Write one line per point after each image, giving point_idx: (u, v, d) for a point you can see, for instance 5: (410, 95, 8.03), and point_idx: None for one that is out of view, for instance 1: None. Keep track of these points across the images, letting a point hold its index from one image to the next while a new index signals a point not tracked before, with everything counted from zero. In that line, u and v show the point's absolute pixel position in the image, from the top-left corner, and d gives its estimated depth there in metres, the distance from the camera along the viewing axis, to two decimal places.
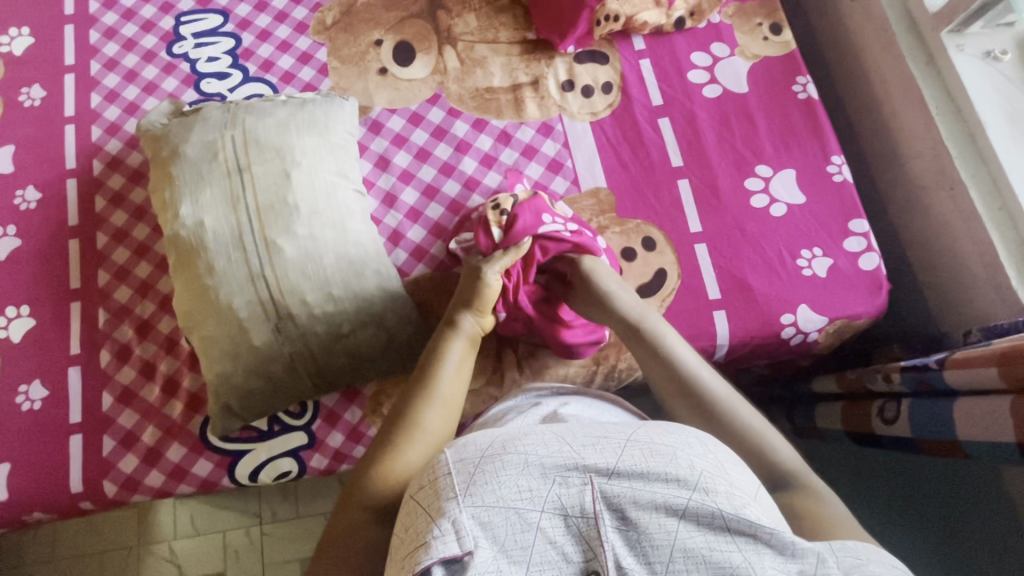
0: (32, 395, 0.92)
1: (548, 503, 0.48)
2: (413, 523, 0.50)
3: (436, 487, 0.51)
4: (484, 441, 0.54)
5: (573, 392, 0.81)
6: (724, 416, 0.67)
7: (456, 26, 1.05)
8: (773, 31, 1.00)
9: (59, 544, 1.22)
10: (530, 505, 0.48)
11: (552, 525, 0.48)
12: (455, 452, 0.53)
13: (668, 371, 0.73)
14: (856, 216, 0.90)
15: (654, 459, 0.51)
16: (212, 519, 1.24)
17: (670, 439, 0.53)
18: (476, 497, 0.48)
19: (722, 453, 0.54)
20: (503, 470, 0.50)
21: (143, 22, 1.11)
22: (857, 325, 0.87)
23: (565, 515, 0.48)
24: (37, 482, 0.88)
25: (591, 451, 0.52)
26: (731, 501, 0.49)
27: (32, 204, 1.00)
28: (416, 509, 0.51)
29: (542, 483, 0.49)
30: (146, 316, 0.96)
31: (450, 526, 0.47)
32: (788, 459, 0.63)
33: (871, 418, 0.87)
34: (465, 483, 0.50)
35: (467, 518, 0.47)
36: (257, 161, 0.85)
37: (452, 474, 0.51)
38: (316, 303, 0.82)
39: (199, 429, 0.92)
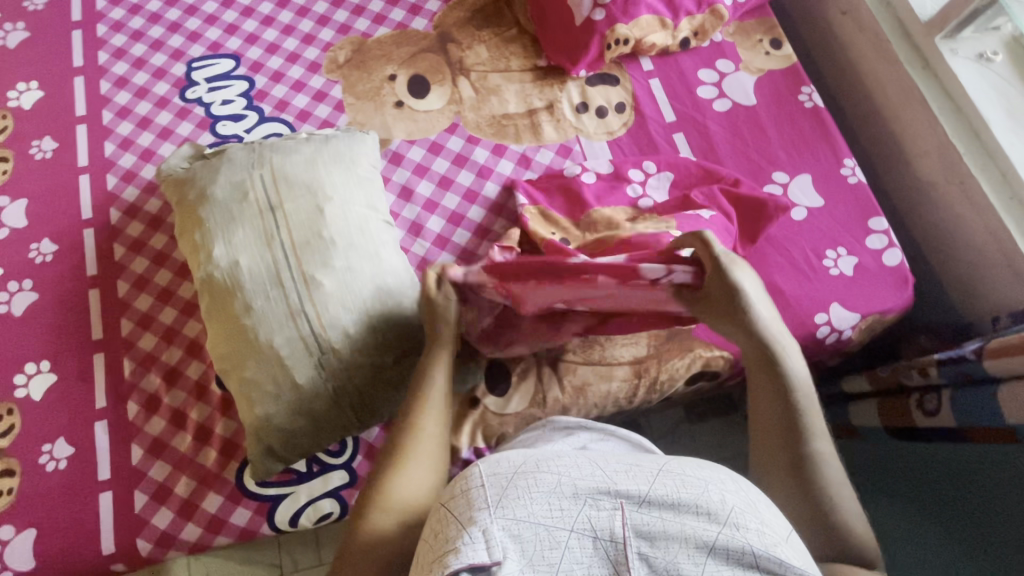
0: (57, 454, 0.88)
1: (578, 523, 0.49)
2: (443, 529, 0.51)
3: (467, 497, 0.52)
4: (518, 457, 0.56)
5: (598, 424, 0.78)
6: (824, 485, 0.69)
7: (468, 57, 1.08)
8: (773, 45, 1.05)
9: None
10: (559, 524, 0.49)
11: (580, 545, 0.48)
12: (488, 465, 0.55)
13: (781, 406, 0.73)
14: (875, 215, 0.93)
15: (685, 491, 0.52)
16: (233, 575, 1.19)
17: (702, 472, 0.55)
18: (508, 510, 0.50)
19: (752, 491, 0.55)
20: (536, 488, 0.52)
21: (154, 69, 1.11)
22: (887, 320, 0.89)
23: (594, 536, 0.49)
24: (66, 546, 0.84)
25: (624, 478, 0.53)
26: (761, 538, 0.49)
27: (48, 257, 0.98)
28: (447, 516, 0.52)
29: (573, 504, 0.51)
30: (173, 363, 0.94)
31: (481, 534, 0.48)
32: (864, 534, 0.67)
33: (910, 411, 0.88)
34: (498, 495, 0.51)
35: (499, 529, 0.49)
36: (289, 199, 0.85)
37: (485, 485, 0.52)
38: (359, 336, 0.81)
39: (235, 476, 0.89)
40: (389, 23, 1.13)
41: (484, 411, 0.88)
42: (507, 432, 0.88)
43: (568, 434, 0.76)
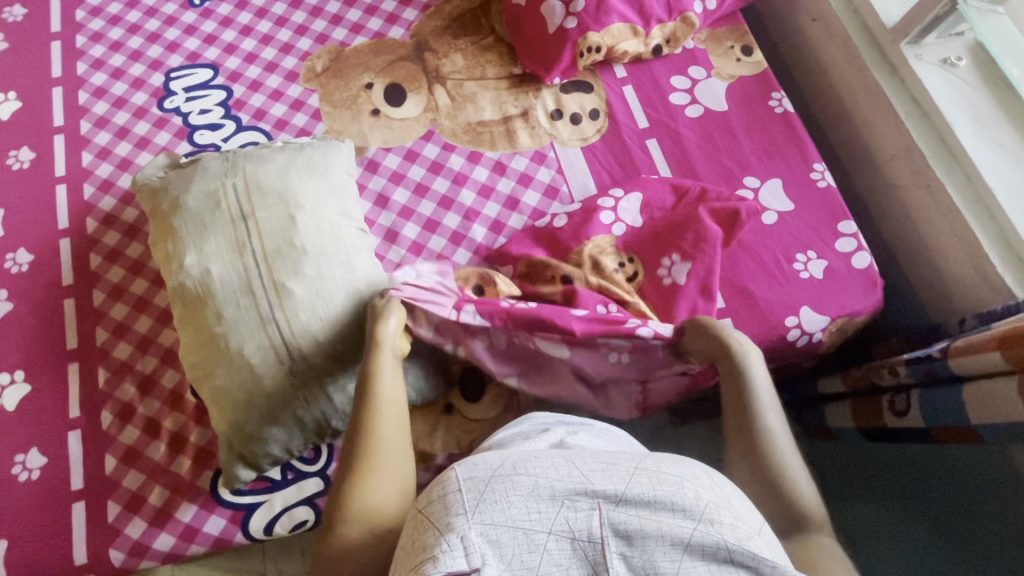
0: (30, 465, 0.88)
1: (556, 525, 0.50)
2: (421, 536, 0.51)
3: (445, 502, 0.52)
4: (495, 459, 0.55)
5: (575, 421, 0.79)
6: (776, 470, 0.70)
7: (444, 65, 1.09)
8: (745, 52, 1.07)
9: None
10: (537, 527, 0.50)
11: (557, 547, 0.49)
12: (465, 469, 0.54)
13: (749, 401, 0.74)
14: (845, 218, 0.94)
15: (661, 488, 0.52)
16: None
17: (677, 468, 0.55)
18: (486, 515, 0.50)
19: (728, 486, 0.55)
20: (513, 491, 0.52)
21: (132, 79, 1.12)
22: (857, 322, 0.90)
23: (572, 538, 0.49)
24: (37, 558, 0.84)
25: (600, 477, 0.53)
26: (735, 532, 0.50)
27: (24, 267, 0.99)
28: (425, 522, 0.52)
29: (550, 506, 0.51)
30: (148, 371, 0.94)
31: (459, 540, 0.48)
32: (814, 515, 0.69)
33: (881, 413, 0.88)
34: (476, 500, 0.51)
35: (477, 535, 0.49)
36: (261, 207, 0.85)
37: (462, 490, 0.52)
38: (330, 343, 0.81)
39: (209, 484, 0.89)
40: (367, 32, 1.14)
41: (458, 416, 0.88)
42: (481, 437, 0.89)
43: (546, 429, 0.75)
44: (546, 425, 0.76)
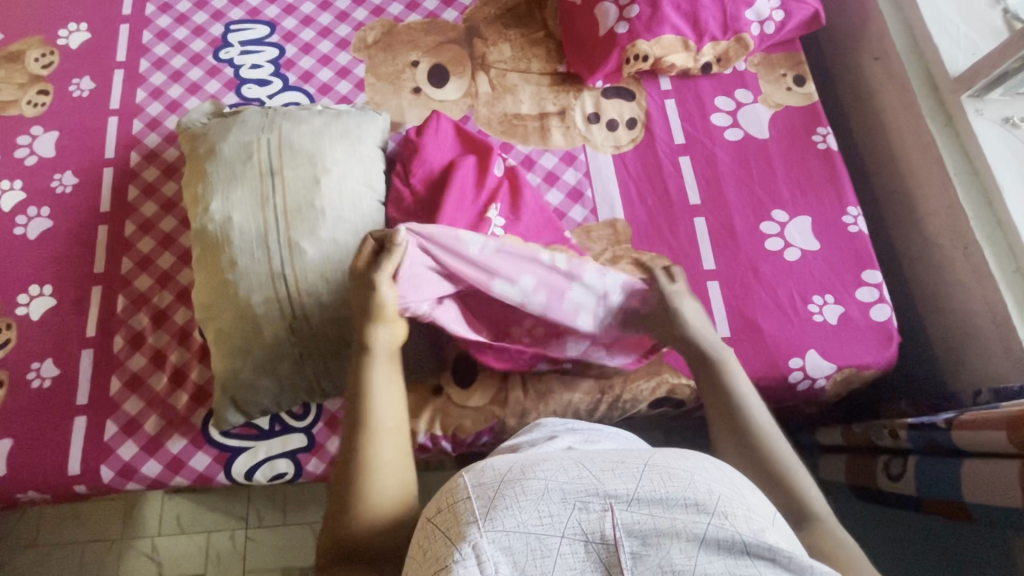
0: (43, 373, 0.94)
1: (569, 529, 0.48)
2: (431, 545, 0.49)
3: (454, 511, 0.50)
4: (503, 465, 0.54)
5: (587, 427, 0.76)
6: (779, 466, 0.67)
7: (491, 54, 1.10)
8: (797, 82, 1.03)
9: (43, 523, 1.28)
10: (550, 531, 0.48)
11: (571, 551, 0.48)
12: (473, 475, 0.53)
13: (727, 409, 0.73)
14: (870, 267, 0.90)
15: (673, 484, 0.51)
16: (197, 517, 1.30)
17: (688, 464, 0.53)
18: (496, 523, 0.48)
19: (739, 479, 0.55)
20: (524, 496, 0.50)
21: (194, 27, 1.16)
22: (866, 376, 0.86)
23: (585, 540, 0.48)
24: (36, 461, 0.89)
25: (611, 477, 0.52)
26: (751, 525, 0.49)
27: (68, 188, 1.04)
28: (434, 533, 0.50)
29: (563, 509, 0.49)
30: (163, 306, 0.98)
31: (471, 551, 0.47)
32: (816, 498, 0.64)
33: (876, 473, 0.86)
34: (486, 508, 0.49)
35: (489, 544, 0.47)
36: (289, 166, 0.88)
37: (471, 498, 0.51)
38: (332, 307, 0.84)
39: (201, 422, 0.93)
40: (422, 11, 1.16)
41: (445, 400, 0.91)
42: (465, 424, 0.90)
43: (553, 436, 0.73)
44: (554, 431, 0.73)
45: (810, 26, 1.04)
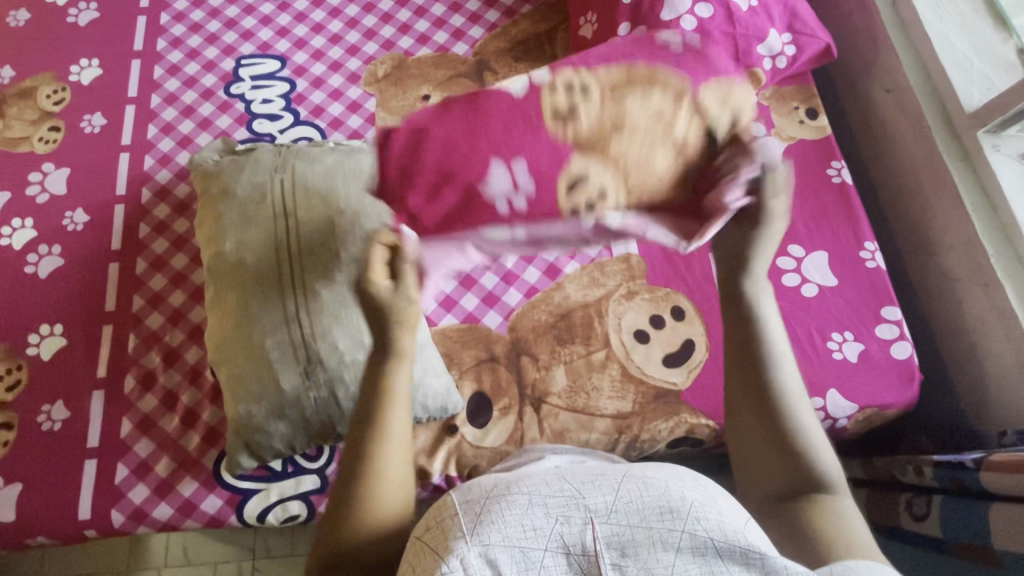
0: (54, 416, 0.93)
1: (552, 542, 0.50)
2: (421, 562, 0.51)
3: (444, 528, 0.52)
4: (489, 483, 0.57)
5: (573, 450, 0.80)
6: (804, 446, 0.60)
7: (501, 87, 1.10)
8: (809, 115, 1.02)
9: (48, 557, 1.27)
10: (533, 544, 0.50)
11: (554, 563, 0.49)
12: (460, 494, 0.56)
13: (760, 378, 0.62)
14: (889, 303, 0.89)
15: (648, 494, 0.53)
16: (204, 550, 1.28)
17: (662, 473, 0.56)
18: (484, 536, 0.50)
19: (711, 485, 0.56)
20: (509, 509, 0.52)
21: (205, 62, 1.17)
22: (887, 415, 0.85)
23: (567, 553, 0.50)
24: (47, 506, 0.88)
25: (589, 490, 0.54)
26: (721, 527, 0.50)
27: (79, 226, 1.04)
28: (424, 549, 0.52)
29: (547, 522, 0.51)
30: (174, 344, 0.97)
31: (458, 563, 0.48)
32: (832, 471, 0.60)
33: (897, 511, 0.85)
34: (474, 522, 0.51)
35: (476, 557, 0.49)
36: (303, 206, 0.88)
37: (459, 515, 0.53)
38: (346, 350, 0.83)
39: (213, 464, 0.92)
40: (432, 44, 1.16)
41: (460, 439, 0.90)
42: (480, 464, 0.89)
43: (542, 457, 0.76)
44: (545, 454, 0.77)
45: (821, 59, 1.04)
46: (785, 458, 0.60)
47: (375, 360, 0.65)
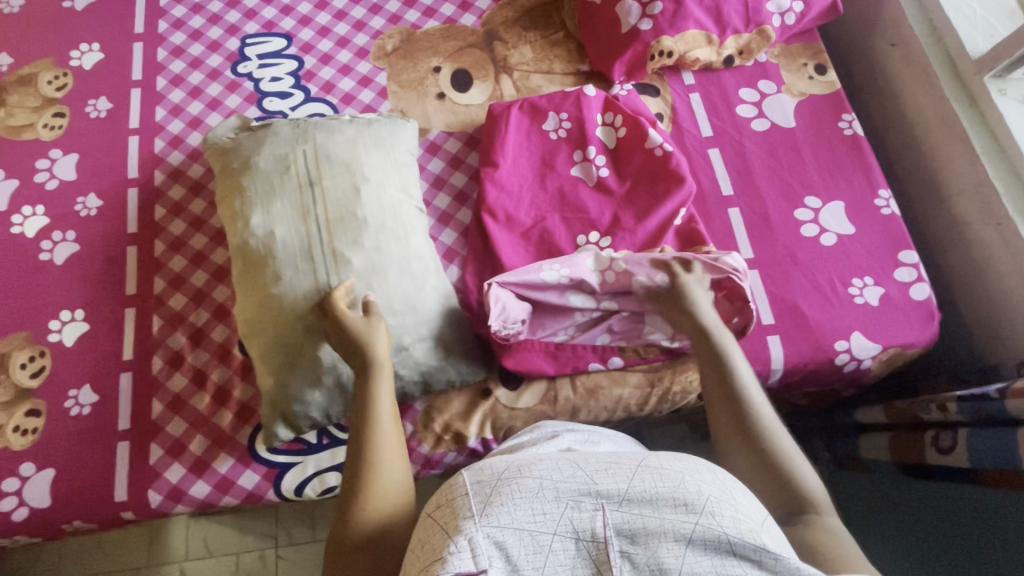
0: (82, 400, 0.92)
1: (562, 526, 0.51)
2: (430, 539, 0.52)
3: (454, 505, 0.54)
4: (501, 465, 0.57)
5: (585, 428, 0.81)
6: (773, 451, 0.69)
7: (512, 56, 1.11)
8: (818, 71, 1.04)
9: (64, 556, 1.25)
10: (543, 528, 0.51)
11: (562, 548, 0.50)
12: (472, 474, 0.57)
13: (724, 391, 0.75)
14: (906, 248, 0.92)
15: (662, 484, 0.54)
16: (225, 541, 1.28)
17: (678, 464, 0.56)
18: (492, 517, 0.51)
19: (727, 480, 0.56)
20: (519, 493, 0.53)
21: (209, 42, 1.15)
22: (909, 354, 0.88)
23: (576, 538, 0.50)
24: (82, 489, 0.88)
25: (603, 477, 0.54)
26: (736, 524, 0.51)
27: (92, 211, 1.03)
28: (433, 526, 0.53)
29: (555, 507, 0.52)
30: (200, 324, 0.97)
31: (466, 543, 0.49)
32: (816, 487, 0.66)
33: (923, 447, 0.88)
34: (483, 504, 0.52)
35: (484, 538, 0.50)
36: (327, 176, 0.88)
37: (469, 494, 0.54)
38: (379, 316, 0.83)
39: (248, 440, 0.92)
40: (439, 16, 1.16)
41: (494, 402, 0.91)
42: (517, 425, 0.91)
43: (554, 435, 0.77)
44: (558, 431, 0.78)
45: (827, 16, 1.06)
46: (756, 464, 0.68)
47: (374, 383, 0.75)
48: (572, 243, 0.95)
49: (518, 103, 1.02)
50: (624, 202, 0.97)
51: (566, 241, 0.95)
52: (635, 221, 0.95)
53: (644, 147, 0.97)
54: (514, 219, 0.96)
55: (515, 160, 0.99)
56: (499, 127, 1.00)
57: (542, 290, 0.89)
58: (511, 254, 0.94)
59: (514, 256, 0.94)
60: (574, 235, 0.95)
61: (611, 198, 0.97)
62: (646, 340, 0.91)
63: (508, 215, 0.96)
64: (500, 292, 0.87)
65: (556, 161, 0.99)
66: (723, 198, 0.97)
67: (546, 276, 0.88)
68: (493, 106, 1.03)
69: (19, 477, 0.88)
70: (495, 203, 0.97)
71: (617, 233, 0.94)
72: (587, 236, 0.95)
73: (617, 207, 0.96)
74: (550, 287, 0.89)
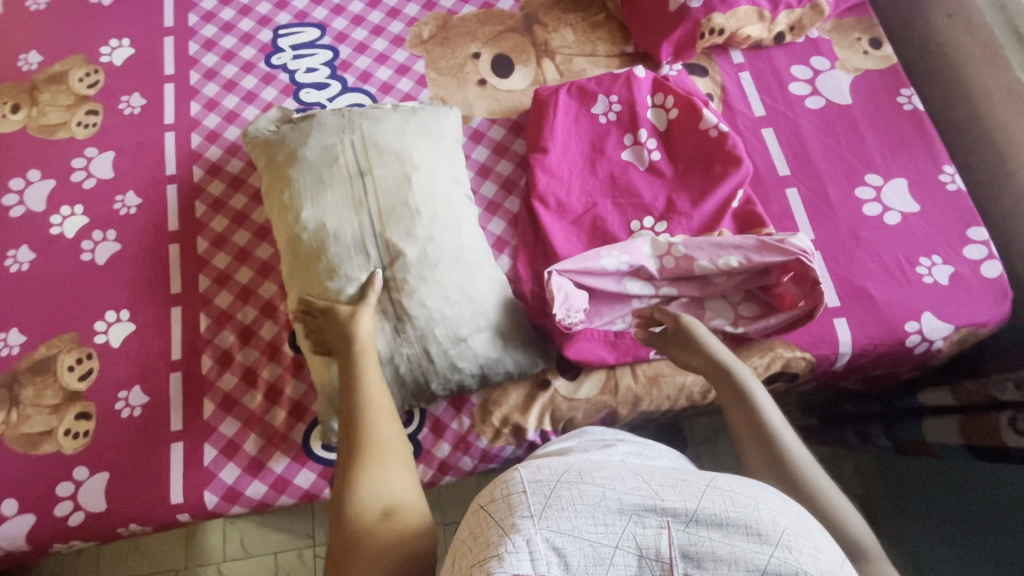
0: (132, 402, 0.90)
1: (624, 540, 0.44)
2: (484, 532, 0.46)
3: (510, 502, 0.47)
4: (561, 466, 0.51)
5: (636, 440, 0.75)
6: (810, 487, 0.65)
7: (554, 39, 1.08)
8: (872, 45, 1.02)
9: (102, 562, 1.24)
10: (603, 540, 0.44)
11: (624, 564, 0.43)
12: (530, 471, 0.50)
13: (752, 428, 0.72)
14: (974, 225, 0.89)
15: (735, 508, 0.46)
16: (262, 542, 1.26)
17: (751, 490, 0.49)
18: (552, 521, 0.45)
19: (802, 514, 0.49)
20: (580, 501, 0.47)
21: (242, 34, 1.13)
22: (981, 334, 0.86)
23: (640, 554, 0.43)
24: (137, 493, 0.86)
25: (670, 492, 0.48)
26: (817, 564, 0.43)
27: (132, 209, 1.01)
28: (488, 521, 0.47)
29: (618, 520, 0.45)
30: (247, 322, 0.95)
31: (524, 544, 0.43)
32: (865, 535, 0.62)
33: (999, 429, 0.85)
34: (542, 504, 0.46)
35: (542, 541, 0.44)
36: (379, 166, 0.85)
37: (527, 492, 0.48)
38: (436, 308, 0.81)
39: (302, 438, 0.90)
40: (476, 1, 1.13)
41: (553, 393, 0.89)
42: (577, 417, 0.89)
43: (606, 444, 0.72)
44: (617, 439, 0.74)
45: None
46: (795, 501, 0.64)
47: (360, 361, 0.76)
48: (625, 228, 0.92)
49: (566, 87, 0.99)
50: (678, 185, 0.94)
51: (620, 226, 0.92)
52: (691, 204, 0.92)
53: (697, 129, 0.94)
54: (565, 205, 0.94)
55: (564, 145, 0.97)
56: (547, 111, 0.98)
57: (599, 277, 0.87)
58: (563, 241, 0.92)
59: (566, 242, 0.92)
60: (628, 220, 0.93)
61: (663, 181, 0.94)
62: (709, 326, 0.87)
63: (559, 201, 0.94)
64: (560, 280, 0.84)
65: (606, 145, 0.96)
66: (780, 178, 0.95)
67: (605, 263, 0.85)
68: (539, 90, 1.00)
69: (72, 481, 0.86)
70: (545, 189, 0.94)
71: (673, 217, 0.92)
72: (641, 221, 0.92)
73: (671, 190, 0.94)
74: (608, 274, 0.87)
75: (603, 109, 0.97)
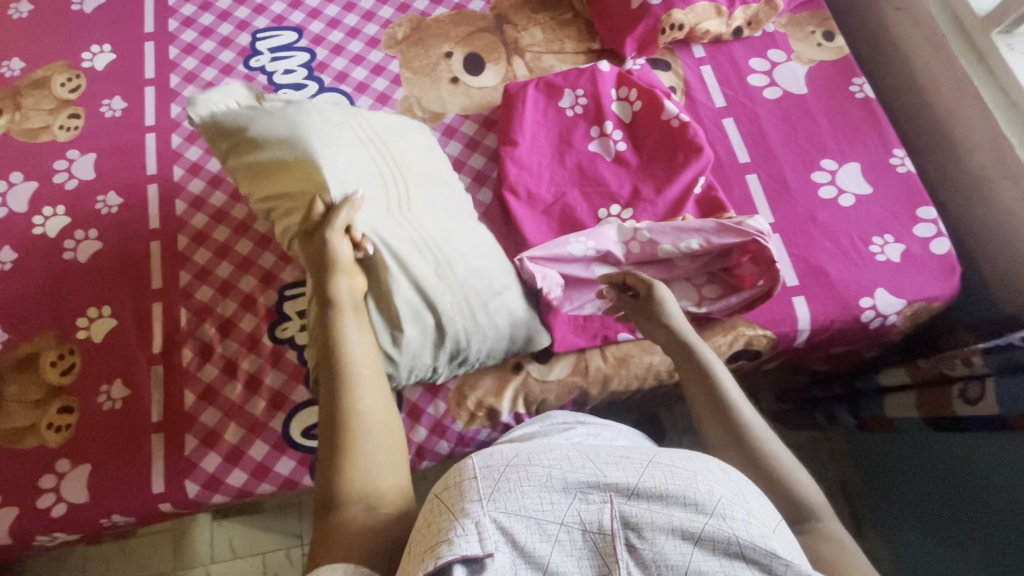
0: (114, 395, 0.92)
1: (568, 516, 0.47)
2: (436, 519, 0.48)
3: (461, 487, 0.49)
4: (511, 451, 0.53)
5: (596, 422, 0.79)
6: (762, 454, 0.67)
7: (523, 38, 1.12)
8: (826, 38, 1.07)
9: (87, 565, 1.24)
10: (549, 517, 0.47)
11: (569, 539, 0.46)
12: (481, 458, 0.52)
13: (711, 400, 0.73)
14: (924, 205, 0.94)
15: (674, 481, 0.49)
16: (248, 540, 1.27)
17: (692, 463, 0.52)
18: (501, 502, 0.47)
19: (740, 483, 0.52)
20: (528, 482, 0.49)
21: (220, 38, 1.16)
22: (932, 308, 0.90)
23: (584, 529, 0.46)
24: (118, 483, 0.88)
25: (614, 470, 0.50)
26: (749, 528, 0.46)
27: (113, 209, 1.03)
28: (441, 507, 0.49)
29: (563, 497, 0.48)
30: (228, 314, 0.97)
31: (473, 526, 0.45)
32: (814, 499, 0.64)
33: (949, 401, 0.88)
34: (491, 488, 0.48)
35: (491, 522, 0.46)
36: None
37: (477, 478, 0.49)
38: (474, 254, 0.85)
39: (281, 427, 0.92)
40: (447, 3, 1.17)
41: (526, 376, 0.91)
42: (550, 398, 0.91)
43: (567, 428, 0.76)
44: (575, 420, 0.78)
45: None
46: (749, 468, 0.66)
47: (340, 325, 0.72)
48: (592, 215, 0.96)
49: (533, 82, 1.03)
50: (643, 172, 0.98)
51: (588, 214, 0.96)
52: (655, 190, 0.96)
53: (661, 120, 0.98)
54: (534, 194, 0.97)
55: (533, 137, 1.00)
56: (516, 106, 1.01)
57: (568, 263, 0.90)
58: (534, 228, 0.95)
59: (537, 229, 0.95)
60: (595, 208, 0.96)
61: (630, 169, 0.98)
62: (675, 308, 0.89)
63: (529, 190, 0.97)
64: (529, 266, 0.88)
65: (573, 136, 1.00)
66: (740, 165, 0.98)
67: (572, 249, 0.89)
68: (507, 87, 1.04)
69: (55, 474, 0.88)
70: (515, 180, 0.97)
71: (638, 203, 0.95)
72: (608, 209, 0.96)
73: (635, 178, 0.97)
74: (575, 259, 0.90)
75: (570, 102, 1.01)
